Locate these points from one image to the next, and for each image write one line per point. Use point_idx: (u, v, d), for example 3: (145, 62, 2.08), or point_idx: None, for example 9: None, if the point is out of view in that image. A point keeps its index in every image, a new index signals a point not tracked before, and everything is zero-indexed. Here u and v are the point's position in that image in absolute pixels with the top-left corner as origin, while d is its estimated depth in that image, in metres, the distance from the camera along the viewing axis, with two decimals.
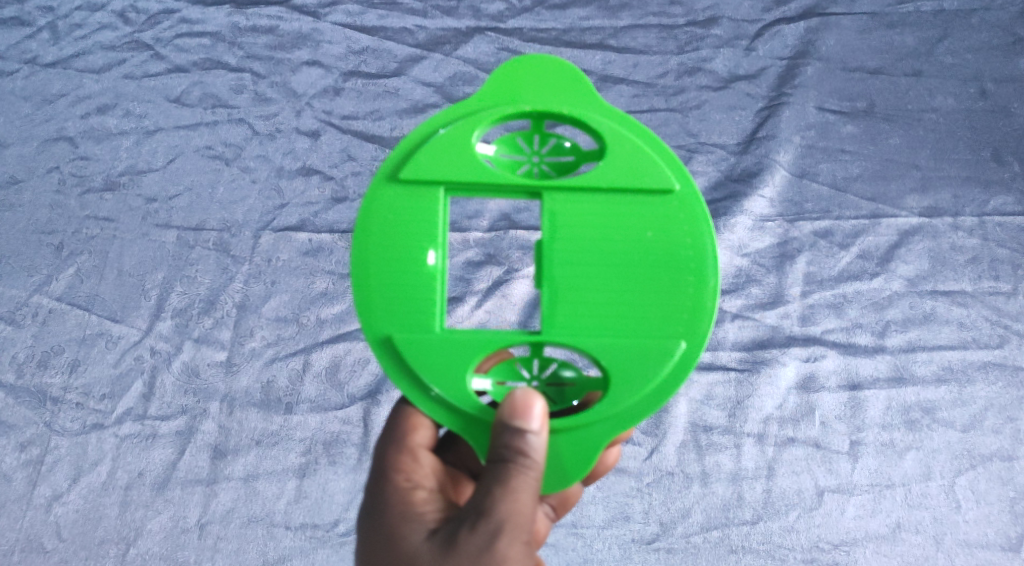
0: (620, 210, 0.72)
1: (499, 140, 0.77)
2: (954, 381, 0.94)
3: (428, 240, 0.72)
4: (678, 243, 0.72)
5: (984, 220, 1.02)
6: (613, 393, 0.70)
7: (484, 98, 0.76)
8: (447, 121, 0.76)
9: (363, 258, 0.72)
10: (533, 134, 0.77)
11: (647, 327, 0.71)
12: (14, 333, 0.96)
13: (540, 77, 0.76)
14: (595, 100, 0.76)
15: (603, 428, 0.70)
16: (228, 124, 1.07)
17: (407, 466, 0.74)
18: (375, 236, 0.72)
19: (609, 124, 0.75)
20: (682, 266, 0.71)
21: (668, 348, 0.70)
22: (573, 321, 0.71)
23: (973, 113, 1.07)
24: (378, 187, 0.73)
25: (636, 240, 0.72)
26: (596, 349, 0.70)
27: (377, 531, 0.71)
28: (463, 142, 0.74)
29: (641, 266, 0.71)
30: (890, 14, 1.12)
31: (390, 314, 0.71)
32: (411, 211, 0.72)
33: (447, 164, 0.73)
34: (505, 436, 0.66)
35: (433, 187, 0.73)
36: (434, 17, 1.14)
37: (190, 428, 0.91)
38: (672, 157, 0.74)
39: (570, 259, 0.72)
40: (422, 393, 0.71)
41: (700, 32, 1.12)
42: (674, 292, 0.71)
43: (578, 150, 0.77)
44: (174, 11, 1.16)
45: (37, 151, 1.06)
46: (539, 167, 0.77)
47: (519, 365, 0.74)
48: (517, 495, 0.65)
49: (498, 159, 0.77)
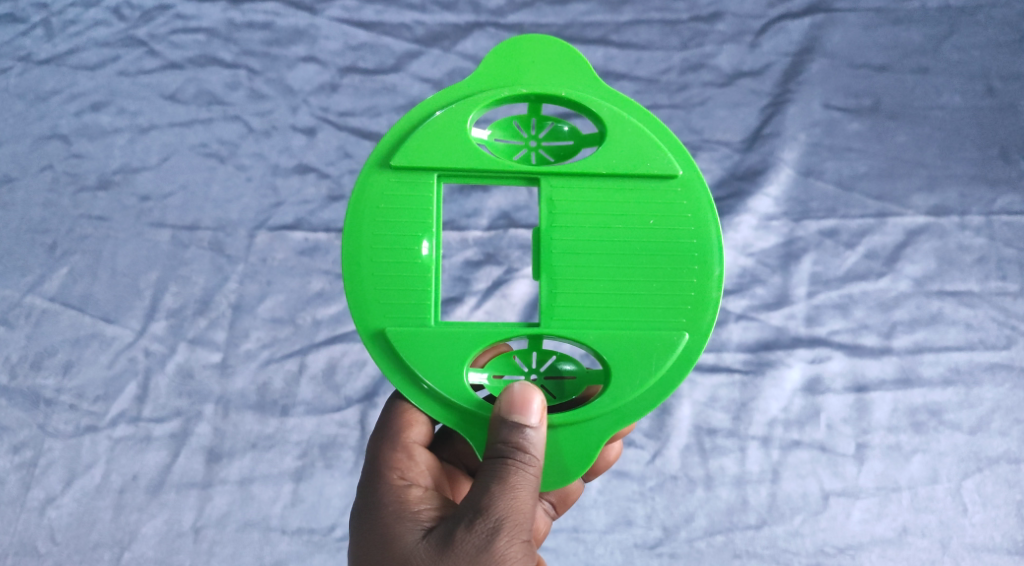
0: (621, 198, 0.72)
1: (494, 124, 0.77)
2: (962, 383, 0.92)
3: (422, 229, 0.72)
4: (681, 232, 0.72)
5: (991, 219, 1.00)
6: (614, 388, 0.69)
7: (480, 81, 0.76)
8: (441, 105, 0.75)
9: (355, 246, 0.71)
10: (530, 117, 0.76)
11: (649, 318, 0.70)
12: (6, 334, 0.94)
13: (538, 58, 0.76)
14: (594, 82, 0.76)
15: (604, 423, 0.69)
16: (223, 121, 1.06)
17: (402, 464, 0.73)
18: (367, 225, 0.72)
19: (610, 107, 0.75)
20: (685, 255, 0.71)
21: (671, 340, 0.70)
22: (573, 311, 0.71)
23: (981, 111, 1.05)
24: (370, 172, 0.73)
25: (639, 228, 0.72)
26: (596, 340, 0.70)
27: (369, 529, 0.68)
28: (458, 126, 0.74)
29: (643, 256, 0.71)
30: (896, 10, 1.09)
31: (382, 305, 0.70)
32: (405, 199, 0.72)
33: (440, 149, 0.73)
34: (504, 432, 0.65)
35: (426, 173, 0.72)
36: (432, 11, 1.12)
37: (185, 430, 0.90)
38: (675, 143, 0.74)
39: (569, 248, 0.71)
40: (415, 387, 0.69)
41: (703, 28, 1.10)
42: (677, 283, 0.71)
43: (578, 134, 0.76)
44: (168, 6, 1.13)
45: (30, 149, 1.04)
46: (537, 152, 0.76)
47: (518, 358, 0.72)
48: (516, 492, 0.64)
49: (494, 144, 0.76)
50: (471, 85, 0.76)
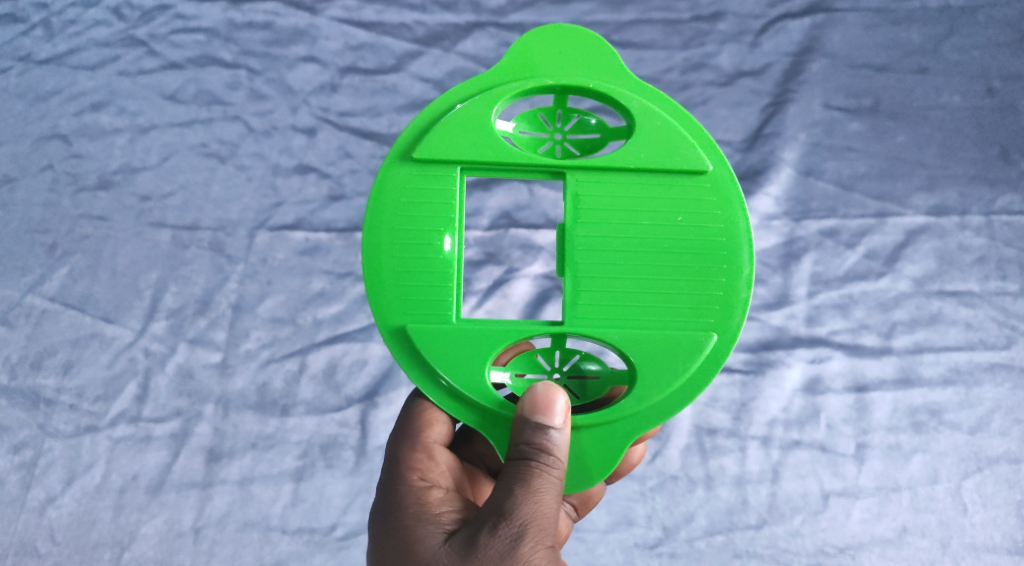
0: (648, 194, 0.72)
1: (519, 117, 0.77)
2: (962, 383, 0.92)
3: (444, 225, 0.72)
4: (710, 230, 0.72)
5: (991, 219, 1.01)
6: (640, 388, 0.69)
7: (505, 72, 0.76)
8: (465, 95, 0.75)
9: (376, 240, 0.71)
10: (556, 110, 0.77)
11: (676, 318, 0.70)
12: (6, 334, 0.94)
13: (565, 49, 0.76)
14: (622, 74, 0.76)
15: (630, 424, 0.69)
16: (224, 121, 1.06)
17: (422, 465, 0.73)
18: (389, 218, 0.72)
19: (638, 100, 0.75)
20: (714, 253, 0.71)
21: (699, 340, 0.70)
22: (598, 308, 0.71)
23: (980, 111, 1.05)
24: (392, 165, 0.73)
25: (666, 225, 0.72)
26: (621, 339, 0.70)
27: (388, 532, 0.69)
28: (481, 117, 0.74)
29: (670, 253, 0.71)
30: (896, 10, 1.09)
31: (402, 300, 0.70)
32: (426, 193, 0.72)
33: (463, 141, 0.73)
34: (527, 434, 0.65)
35: (449, 167, 0.73)
36: (432, 11, 1.12)
37: (185, 430, 0.90)
38: (704, 138, 0.74)
39: (594, 245, 0.71)
40: (434, 383, 0.69)
41: (703, 28, 1.10)
42: (705, 282, 0.71)
43: (604, 127, 0.76)
44: (169, 6, 1.13)
45: (30, 149, 1.04)
46: (562, 145, 0.77)
47: (541, 357, 0.73)
48: (540, 495, 0.64)
49: (518, 136, 0.76)
50: (496, 76, 0.76)
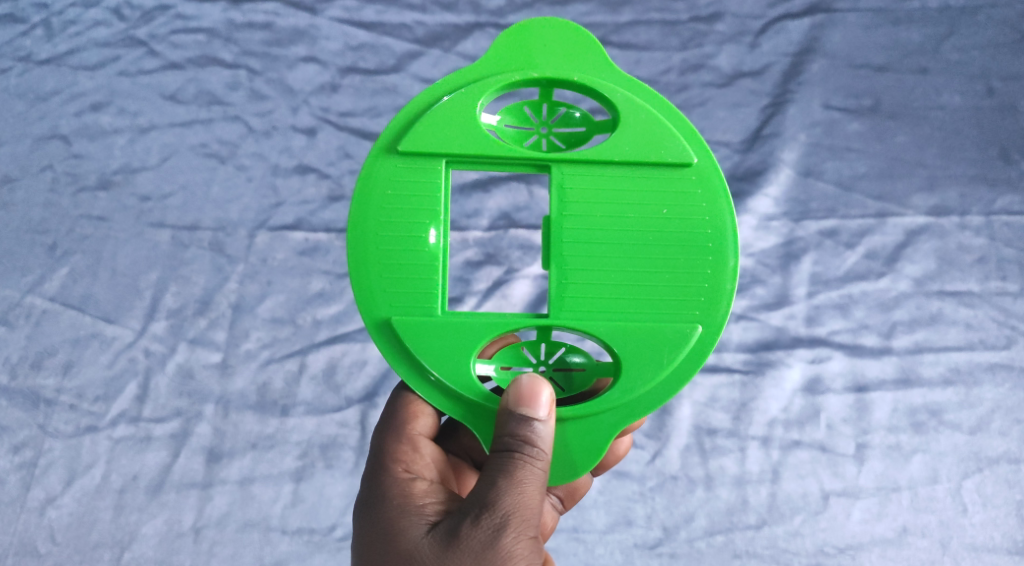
0: (634, 187, 0.72)
1: (504, 110, 0.77)
2: (962, 383, 0.92)
3: (430, 217, 0.72)
4: (696, 222, 0.72)
5: (991, 219, 1.01)
6: (626, 381, 0.69)
7: (491, 65, 0.76)
8: (451, 88, 0.75)
9: (362, 234, 0.71)
10: (541, 103, 0.76)
11: (661, 310, 0.70)
12: (6, 334, 0.94)
13: (551, 41, 0.76)
14: (608, 67, 0.76)
15: (615, 416, 0.69)
16: (223, 121, 1.06)
17: (407, 457, 0.73)
18: (374, 210, 0.72)
19: (624, 93, 0.75)
20: (699, 245, 0.71)
21: (684, 332, 0.70)
22: (583, 301, 0.71)
23: (980, 111, 1.05)
24: (377, 158, 0.73)
25: (652, 218, 0.72)
26: (607, 331, 0.70)
27: (372, 524, 0.69)
28: (467, 111, 0.74)
29: (655, 245, 0.71)
30: (896, 10, 1.09)
31: (388, 294, 0.70)
32: (412, 185, 0.72)
33: (448, 134, 0.73)
34: (511, 425, 0.65)
35: (435, 160, 0.73)
36: (432, 11, 1.12)
37: (185, 430, 0.90)
38: (690, 130, 0.74)
39: (580, 238, 0.72)
40: (421, 377, 0.69)
41: (703, 28, 1.10)
42: (690, 274, 0.71)
43: (590, 120, 0.76)
44: (169, 6, 1.13)
45: (30, 149, 1.04)
46: (548, 139, 0.76)
47: (527, 350, 0.72)
48: (524, 487, 0.64)
49: (503, 130, 0.76)
50: (482, 69, 0.76)
